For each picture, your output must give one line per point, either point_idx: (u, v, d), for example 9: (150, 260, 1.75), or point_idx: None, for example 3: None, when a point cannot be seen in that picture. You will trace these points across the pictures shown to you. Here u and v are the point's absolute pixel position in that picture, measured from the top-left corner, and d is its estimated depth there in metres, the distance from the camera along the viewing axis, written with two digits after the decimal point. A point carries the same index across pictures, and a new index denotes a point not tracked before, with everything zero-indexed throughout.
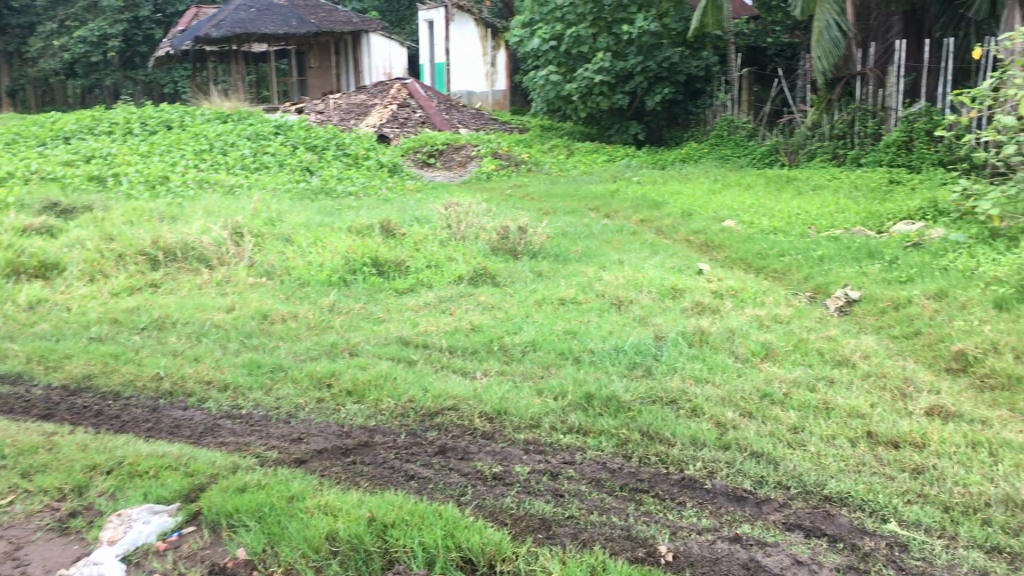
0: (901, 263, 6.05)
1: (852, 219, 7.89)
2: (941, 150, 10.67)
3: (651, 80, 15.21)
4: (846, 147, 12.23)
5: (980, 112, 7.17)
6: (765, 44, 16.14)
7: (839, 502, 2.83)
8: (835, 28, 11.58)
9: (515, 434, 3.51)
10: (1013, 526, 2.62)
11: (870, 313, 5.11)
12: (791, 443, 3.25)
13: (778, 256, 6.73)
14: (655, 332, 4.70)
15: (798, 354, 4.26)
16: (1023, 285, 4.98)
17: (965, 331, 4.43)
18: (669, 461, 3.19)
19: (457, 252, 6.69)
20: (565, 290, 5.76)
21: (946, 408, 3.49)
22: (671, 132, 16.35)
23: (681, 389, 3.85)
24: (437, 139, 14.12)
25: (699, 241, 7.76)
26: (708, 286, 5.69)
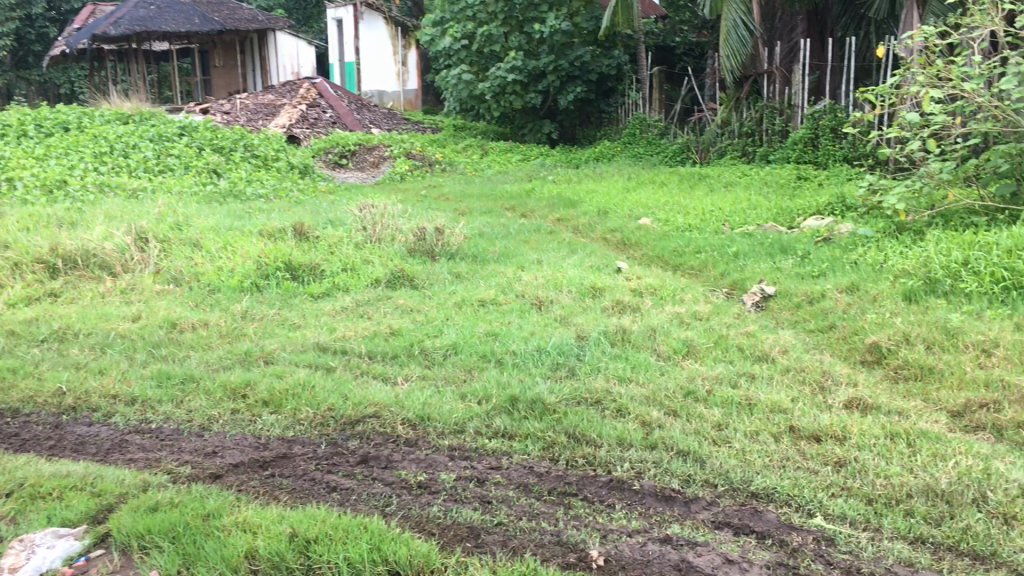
0: (813, 258, 6.18)
1: (764, 216, 8.05)
2: (846, 147, 10.97)
3: (563, 79, 15.28)
4: (755, 144, 12.57)
5: (883, 109, 7.41)
6: (674, 43, 16.31)
7: (765, 498, 2.83)
8: (742, 27, 11.81)
9: (439, 440, 3.43)
10: (935, 515, 2.62)
11: (786, 308, 5.20)
12: (716, 441, 3.26)
13: (694, 253, 6.81)
14: (577, 332, 4.69)
15: (719, 351, 4.29)
16: (930, 277, 5.13)
17: (877, 324, 4.54)
18: (596, 463, 3.16)
19: (373, 254, 6.56)
20: (485, 291, 5.70)
21: (864, 401, 3.55)
22: (584, 131, 16.50)
23: (606, 389, 3.83)
24: (349, 139, 13.92)
25: (616, 239, 7.80)
26: (628, 285, 5.71)
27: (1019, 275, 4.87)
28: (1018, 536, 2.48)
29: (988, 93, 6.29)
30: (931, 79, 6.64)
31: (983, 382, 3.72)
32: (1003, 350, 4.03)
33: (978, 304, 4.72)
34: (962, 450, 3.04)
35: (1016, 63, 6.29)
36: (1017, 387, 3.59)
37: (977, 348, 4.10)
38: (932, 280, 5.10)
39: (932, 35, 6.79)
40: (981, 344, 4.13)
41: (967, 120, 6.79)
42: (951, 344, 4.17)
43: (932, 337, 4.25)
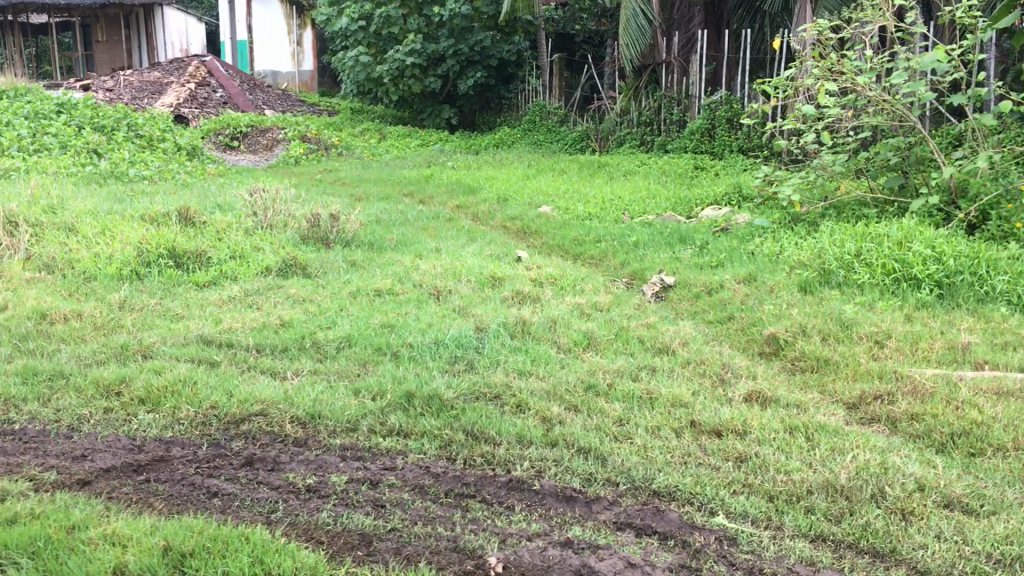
0: (711, 248, 6.21)
1: (662, 205, 8.08)
2: (741, 138, 11.13)
3: (463, 64, 15.11)
4: (653, 133, 12.71)
5: (779, 102, 7.52)
6: (573, 32, 16.25)
7: (667, 497, 2.76)
8: (641, 17, 11.86)
9: (331, 440, 3.25)
10: (835, 512, 2.60)
11: (685, 298, 5.18)
12: (617, 437, 3.18)
13: (594, 242, 6.77)
14: (475, 323, 4.56)
15: (620, 343, 4.22)
16: (824, 268, 5.19)
17: (775, 315, 4.55)
18: (495, 463, 3.04)
19: (264, 241, 6.28)
20: (381, 280, 5.51)
21: (764, 394, 3.53)
22: (484, 117, 16.39)
23: (505, 383, 3.71)
24: (242, 121, 13.45)
25: (516, 227, 7.71)
26: (528, 275, 5.61)
27: (909, 266, 4.98)
28: (917, 532, 2.47)
29: (879, 87, 6.43)
30: (826, 73, 6.75)
31: (877, 373, 3.75)
32: (895, 342, 4.09)
33: (870, 295, 4.80)
34: (859, 444, 3.04)
35: (905, 59, 6.45)
36: (910, 379, 3.63)
37: (870, 340, 4.15)
38: (826, 271, 5.17)
39: (825, 29, 6.90)
40: (874, 336, 4.18)
41: (859, 113, 6.93)
42: (846, 335, 4.21)
43: (827, 329, 4.28)
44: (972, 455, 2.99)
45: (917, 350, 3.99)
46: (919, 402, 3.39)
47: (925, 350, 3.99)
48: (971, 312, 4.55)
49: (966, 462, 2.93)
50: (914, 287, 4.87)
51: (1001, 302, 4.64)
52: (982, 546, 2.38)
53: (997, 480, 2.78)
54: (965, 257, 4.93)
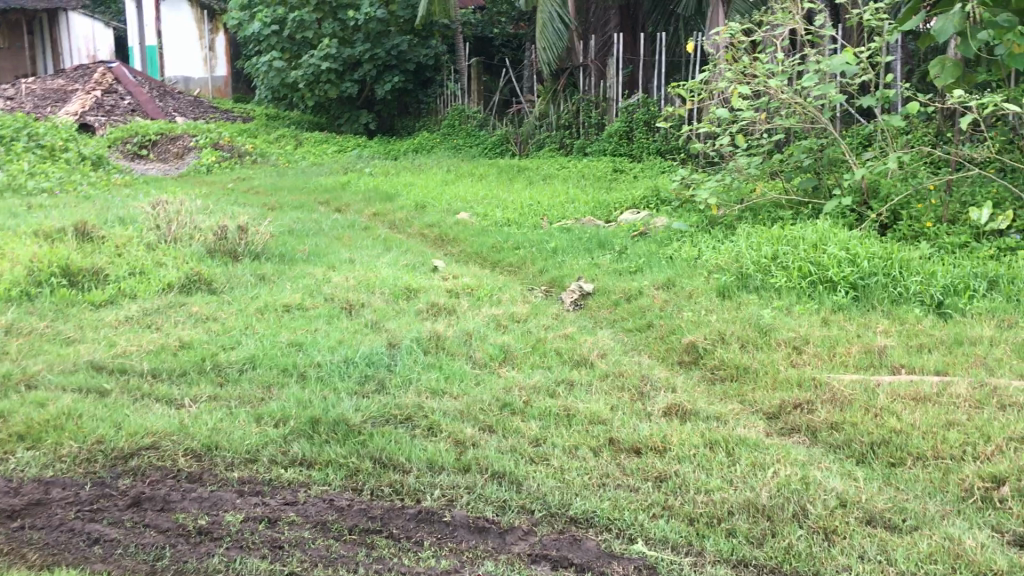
0: (630, 253, 6.13)
1: (582, 209, 8.00)
2: (658, 140, 11.16)
3: (379, 68, 14.87)
4: (572, 136, 12.67)
5: (693, 105, 7.50)
6: (492, 35, 16.23)
7: (584, 524, 2.63)
8: (558, 21, 11.84)
9: (227, 473, 3.03)
10: (757, 534, 2.49)
11: (604, 306, 5.08)
12: (533, 459, 3.04)
13: (512, 249, 6.64)
14: (387, 338, 4.37)
15: (537, 357, 4.08)
16: (741, 272, 5.15)
17: (694, 323, 4.47)
18: (404, 492, 2.87)
19: (166, 255, 5.97)
20: (290, 295, 5.27)
21: (684, 407, 3.42)
22: (402, 122, 16.16)
23: (416, 404, 3.53)
24: (150, 128, 12.96)
25: (434, 234, 7.53)
26: (444, 285, 5.43)
27: (824, 269, 4.96)
28: (840, 553, 2.37)
29: (791, 90, 6.45)
30: (738, 76, 6.75)
31: (795, 381, 3.68)
32: (813, 347, 4.05)
33: (787, 299, 4.76)
34: (780, 458, 2.95)
35: (815, 62, 6.48)
36: (829, 386, 3.57)
37: (788, 345, 4.10)
38: (744, 275, 5.12)
39: (737, 32, 6.89)
40: (792, 342, 4.13)
41: (772, 115, 6.96)
42: (764, 342, 4.15)
43: (746, 336, 4.22)
44: (892, 465, 2.93)
45: (835, 356, 3.95)
46: (839, 411, 3.33)
47: (842, 355, 3.94)
48: (887, 314, 4.55)
49: (887, 473, 2.86)
50: (830, 290, 4.86)
51: (915, 303, 4.65)
52: (907, 566, 2.30)
53: (918, 492, 2.71)
54: (879, 258, 4.95)
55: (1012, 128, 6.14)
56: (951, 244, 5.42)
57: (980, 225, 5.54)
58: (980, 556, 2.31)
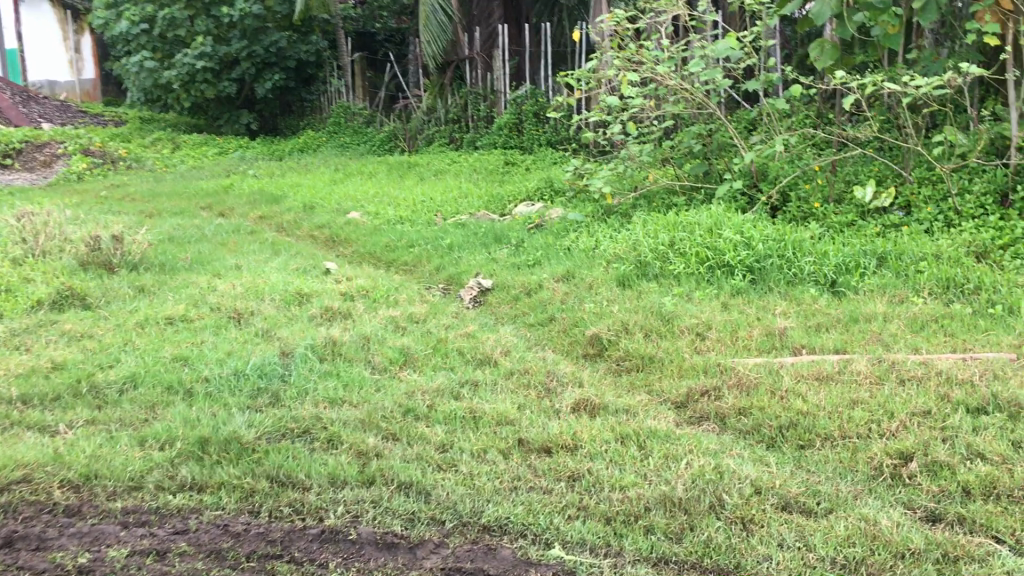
0: (526, 246, 6.06)
1: (475, 204, 7.88)
2: (548, 131, 11.14)
3: (258, 67, 14.40)
4: (461, 130, 12.65)
5: (583, 94, 7.47)
6: (374, 30, 15.94)
7: (498, 531, 2.51)
8: (441, 13, 11.70)
9: (109, 504, 2.79)
10: (675, 529, 2.41)
11: (504, 301, 4.98)
12: (441, 466, 2.90)
13: (407, 247, 6.48)
14: (280, 347, 4.16)
15: (438, 358, 3.95)
16: (639, 261, 5.12)
17: (596, 314, 4.42)
18: (305, 512, 2.69)
19: (33, 271, 5.57)
20: (173, 306, 4.98)
21: (592, 402, 3.34)
22: (286, 121, 15.72)
23: (314, 416, 3.35)
24: (14, 135, 12.17)
25: (324, 235, 7.28)
26: (337, 288, 5.23)
27: (721, 253, 4.98)
28: (760, 543, 2.31)
29: (678, 76, 6.49)
30: (626, 63, 6.75)
31: (701, 368, 3.66)
32: (715, 332, 4.04)
33: (686, 285, 4.76)
34: (691, 448, 2.90)
35: (700, 47, 6.53)
36: (734, 371, 3.56)
37: (691, 332, 4.08)
38: (642, 264, 5.10)
39: (622, 20, 6.89)
40: (694, 328, 4.11)
41: (661, 102, 6.98)
42: (667, 330, 4.12)
43: (649, 325, 4.18)
44: (802, 448, 2.90)
45: (738, 340, 3.95)
46: (745, 396, 3.31)
47: (744, 339, 3.94)
48: (784, 295, 4.58)
49: (797, 456, 2.83)
50: (728, 274, 4.88)
51: (810, 283, 4.71)
52: (826, 551, 2.24)
53: (830, 473, 2.68)
54: (773, 240, 5.00)
55: (888, 107, 6.31)
56: (839, 223, 5.53)
57: (865, 203, 5.66)
58: (896, 535, 2.26)
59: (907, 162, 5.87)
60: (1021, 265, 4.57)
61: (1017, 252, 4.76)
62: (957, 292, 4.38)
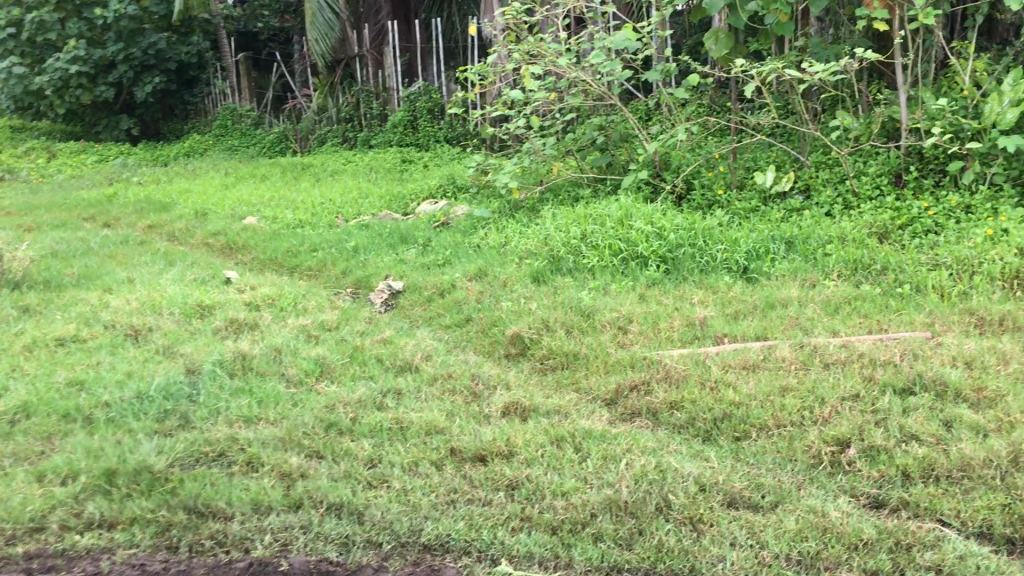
0: (435, 245, 5.93)
1: (377, 203, 7.69)
2: (444, 128, 10.98)
3: (137, 69, 13.74)
4: (354, 129, 12.35)
5: (482, 89, 7.36)
6: (256, 29, 15.47)
7: (440, 550, 2.39)
8: (327, 10, 11.40)
9: (8, 550, 2.53)
10: (624, 535, 2.34)
11: (418, 303, 4.84)
12: (372, 483, 2.75)
13: (310, 252, 6.26)
14: (185, 364, 3.91)
15: (357, 367, 3.78)
16: (553, 255, 5.07)
17: (515, 312, 4.33)
18: (229, 543, 2.51)
19: None
20: (62, 325, 4.65)
21: (522, 404, 3.24)
22: (168, 125, 15.10)
23: (230, 437, 3.14)
24: None
25: (220, 243, 6.97)
26: (241, 298, 4.98)
27: (633, 244, 4.96)
28: (712, 544, 2.25)
29: (579, 67, 6.44)
30: (525, 56, 6.67)
31: (627, 363, 3.61)
32: (637, 325, 4.00)
33: (602, 279, 4.72)
34: (629, 447, 2.84)
35: (599, 38, 6.50)
36: (661, 364, 3.52)
37: (613, 326, 4.03)
38: (556, 258, 5.04)
39: (519, 13, 6.81)
40: (616, 322, 4.07)
41: (562, 95, 6.94)
42: (589, 325, 4.07)
43: (570, 321, 4.12)
44: (738, 440, 2.87)
45: (660, 332, 3.92)
46: (675, 389, 3.27)
47: (666, 330, 3.92)
48: (699, 284, 4.59)
49: (734, 449, 2.80)
50: (642, 265, 4.87)
51: (723, 270, 4.74)
52: (780, 547, 2.21)
53: (769, 465, 2.65)
54: (684, 230, 5.01)
55: (783, 93, 6.42)
56: (744, 209, 5.59)
57: (767, 188, 5.74)
58: (847, 527, 2.25)
59: (804, 147, 5.98)
60: (921, 244, 4.68)
61: (916, 231, 4.88)
62: (865, 273, 4.46)
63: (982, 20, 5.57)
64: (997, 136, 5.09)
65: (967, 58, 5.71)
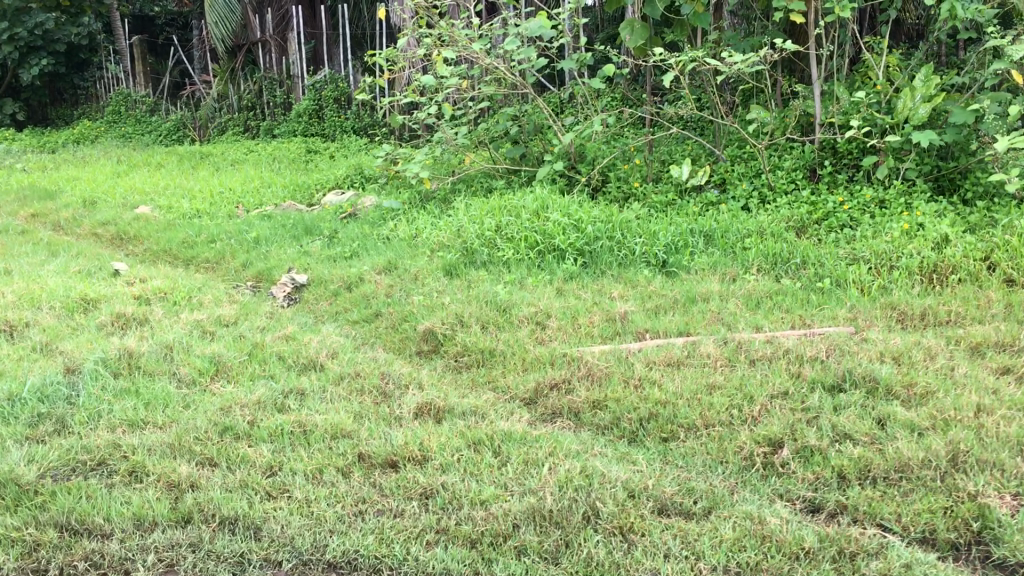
0: (342, 237, 5.65)
1: (280, 193, 7.35)
2: (351, 117, 10.61)
3: (22, 50, 12.95)
4: (257, 117, 11.86)
5: (390, 74, 7.06)
6: (153, 13, 14.89)
7: (347, 569, 2.15)
8: None
9: None
10: (551, 548, 2.15)
11: (323, 298, 4.56)
12: (270, 494, 2.49)
13: (208, 243, 5.89)
14: (64, 364, 3.54)
15: (256, 365, 3.48)
16: (466, 248, 4.87)
17: (427, 307, 4.11)
18: (105, 566, 2.21)
19: None
20: None
21: (435, 405, 3.02)
22: (57, 110, 14.30)
23: (111, 443, 2.81)
24: None
25: (110, 233, 6.52)
26: (130, 291, 4.60)
27: (550, 237, 4.80)
28: (645, 555, 2.08)
29: (494, 54, 6.23)
30: (438, 41, 6.42)
31: (546, 361, 3.43)
32: (556, 320, 3.83)
33: (518, 272, 4.53)
34: (552, 450, 2.65)
35: (514, 25, 6.29)
36: (582, 361, 3.35)
37: (531, 321, 3.85)
38: (469, 251, 4.84)
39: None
40: (534, 317, 3.88)
41: (475, 83, 6.71)
42: (505, 321, 3.87)
43: (486, 316, 3.92)
44: (665, 441, 2.72)
45: (579, 327, 3.75)
46: (597, 388, 3.11)
47: (586, 325, 3.76)
48: (617, 277, 4.46)
49: (662, 450, 2.64)
50: (559, 258, 4.70)
51: (641, 264, 4.61)
52: (718, 559, 2.05)
53: (700, 468, 2.50)
54: (601, 222, 4.88)
55: (699, 85, 6.34)
56: (659, 202, 5.48)
57: (682, 181, 5.64)
58: (787, 534, 2.11)
59: (720, 140, 5.91)
60: (838, 238, 4.63)
61: (831, 226, 4.84)
62: (785, 267, 4.39)
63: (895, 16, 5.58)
64: (910, 131, 5.09)
65: (879, 54, 5.72)
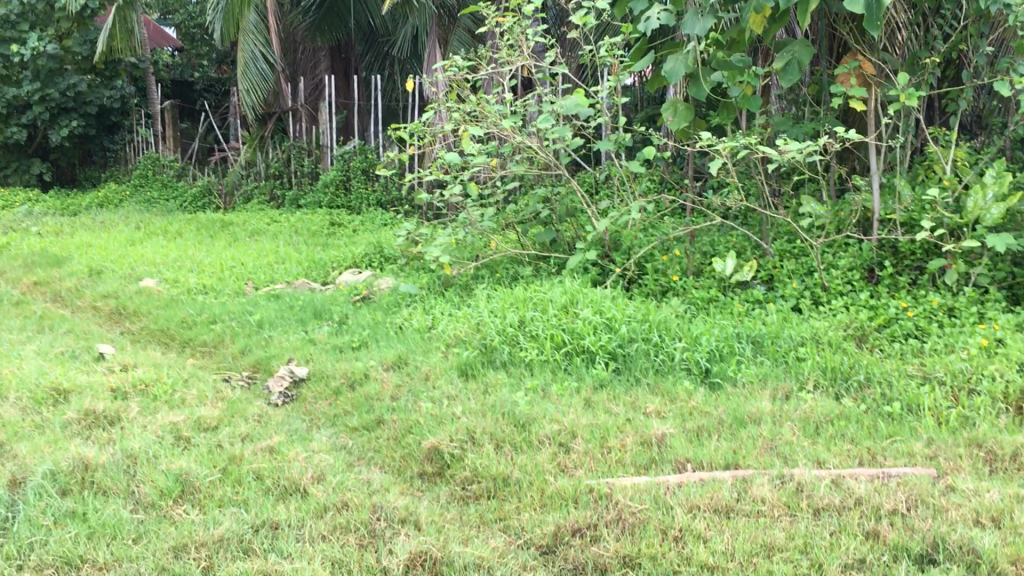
0: (351, 323, 5.19)
1: (293, 270, 6.94)
2: (378, 190, 10.29)
3: (53, 111, 12.77)
4: (283, 187, 11.54)
5: (416, 149, 6.64)
6: (192, 78, 15.07)
7: None
8: (261, 60, 10.60)
9: None
10: None
11: (322, 396, 4.07)
12: None
13: (207, 324, 5.46)
14: (7, 471, 3.03)
15: (229, 486, 2.97)
16: (485, 345, 4.38)
17: (435, 417, 3.60)
18: None
19: None
20: None
21: (432, 555, 2.50)
22: (84, 171, 14.15)
23: None
24: None
25: (108, 306, 6.11)
26: (108, 380, 4.12)
27: (579, 337, 4.30)
28: None
29: (526, 132, 5.84)
30: (466, 117, 6.01)
31: (569, 496, 2.89)
32: (582, 442, 3.29)
33: (540, 377, 4.03)
34: None
35: (549, 103, 5.90)
36: (612, 501, 2.81)
37: (553, 442, 3.32)
38: (489, 348, 4.35)
39: (460, 70, 6.17)
40: (556, 437, 3.35)
41: (506, 162, 6.30)
42: (524, 440, 3.35)
43: (501, 433, 3.40)
44: None
45: (609, 452, 3.21)
46: (629, 538, 2.57)
47: (617, 450, 3.22)
48: (653, 388, 3.93)
49: None
50: (588, 362, 4.19)
51: (680, 372, 4.08)
52: None
53: None
54: (636, 321, 4.37)
55: (745, 172, 5.87)
56: (700, 298, 4.97)
57: (725, 276, 5.13)
58: None
59: (767, 233, 5.41)
60: (904, 351, 4.09)
61: (894, 334, 4.30)
62: (845, 384, 3.84)
63: (964, 106, 5.11)
64: (984, 232, 4.57)
65: (945, 145, 5.24)
